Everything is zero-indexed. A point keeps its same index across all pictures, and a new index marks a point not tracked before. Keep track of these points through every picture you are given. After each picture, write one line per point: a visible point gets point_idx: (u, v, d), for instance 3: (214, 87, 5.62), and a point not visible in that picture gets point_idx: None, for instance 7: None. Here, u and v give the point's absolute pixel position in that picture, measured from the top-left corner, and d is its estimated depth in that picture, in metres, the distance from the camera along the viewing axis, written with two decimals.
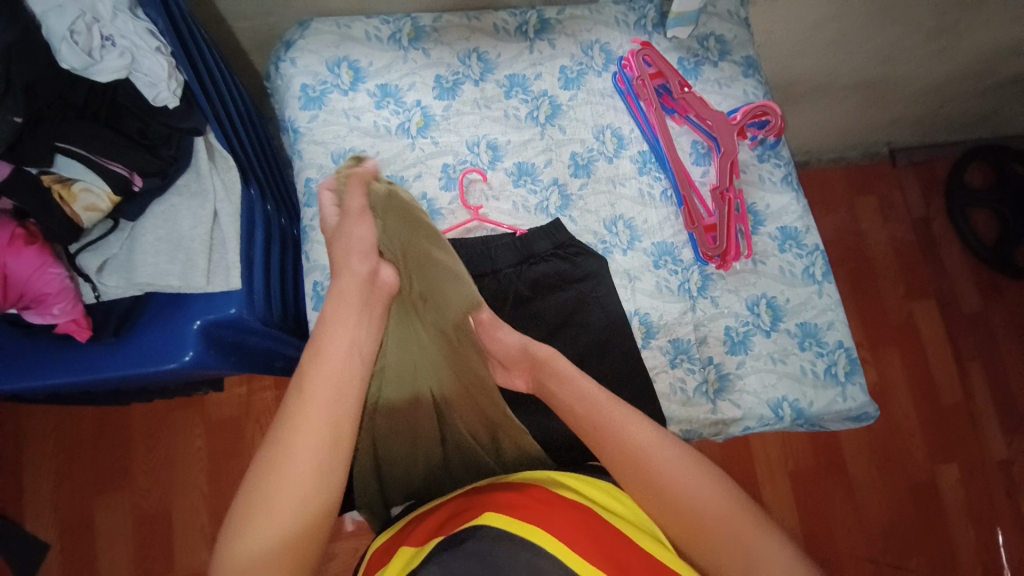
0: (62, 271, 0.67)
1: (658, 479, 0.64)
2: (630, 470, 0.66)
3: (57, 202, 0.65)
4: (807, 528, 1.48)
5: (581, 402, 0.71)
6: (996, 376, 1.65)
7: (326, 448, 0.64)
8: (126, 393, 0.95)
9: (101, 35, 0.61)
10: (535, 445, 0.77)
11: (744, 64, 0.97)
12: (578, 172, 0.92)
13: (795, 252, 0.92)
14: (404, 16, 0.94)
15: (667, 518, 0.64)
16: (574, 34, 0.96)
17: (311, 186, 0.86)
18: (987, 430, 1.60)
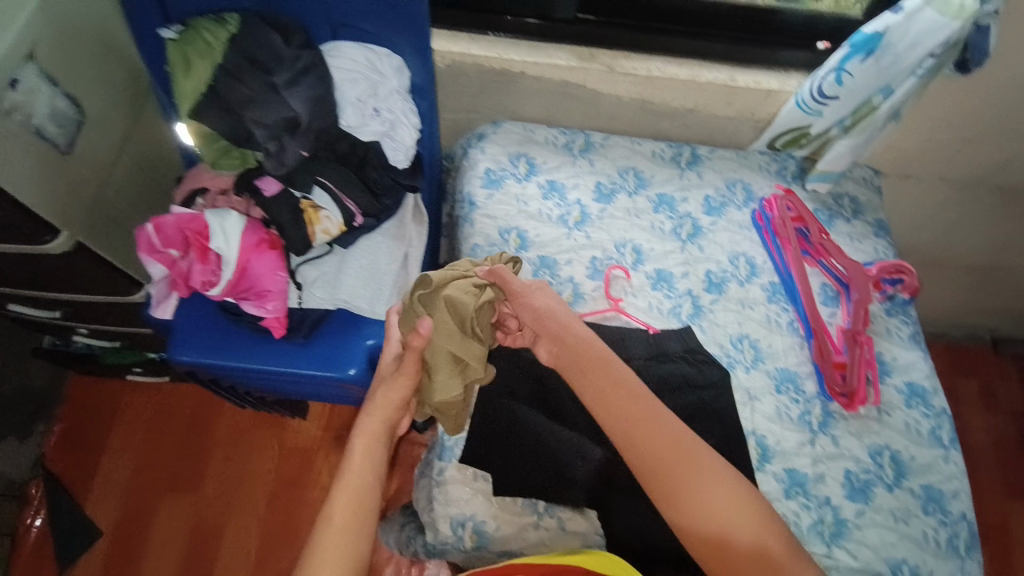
0: (285, 276, 0.79)
1: (687, 490, 0.67)
2: (658, 465, 0.68)
3: (305, 221, 0.79)
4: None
5: (599, 396, 0.74)
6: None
7: (373, 478, 0.68)
8: (258, 394, 1.04)
9: (373, 108, 0.80)
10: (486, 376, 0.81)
11: (876, 225, 1.06)
12: (711, 288, 0.99)
13: (922, 411, 0.92)
14: (579, 131, 1.11)
15: (687, 527, 0.66)
16: (721, 171, 1.09)
17: (477, 251, 0.99)
18: None
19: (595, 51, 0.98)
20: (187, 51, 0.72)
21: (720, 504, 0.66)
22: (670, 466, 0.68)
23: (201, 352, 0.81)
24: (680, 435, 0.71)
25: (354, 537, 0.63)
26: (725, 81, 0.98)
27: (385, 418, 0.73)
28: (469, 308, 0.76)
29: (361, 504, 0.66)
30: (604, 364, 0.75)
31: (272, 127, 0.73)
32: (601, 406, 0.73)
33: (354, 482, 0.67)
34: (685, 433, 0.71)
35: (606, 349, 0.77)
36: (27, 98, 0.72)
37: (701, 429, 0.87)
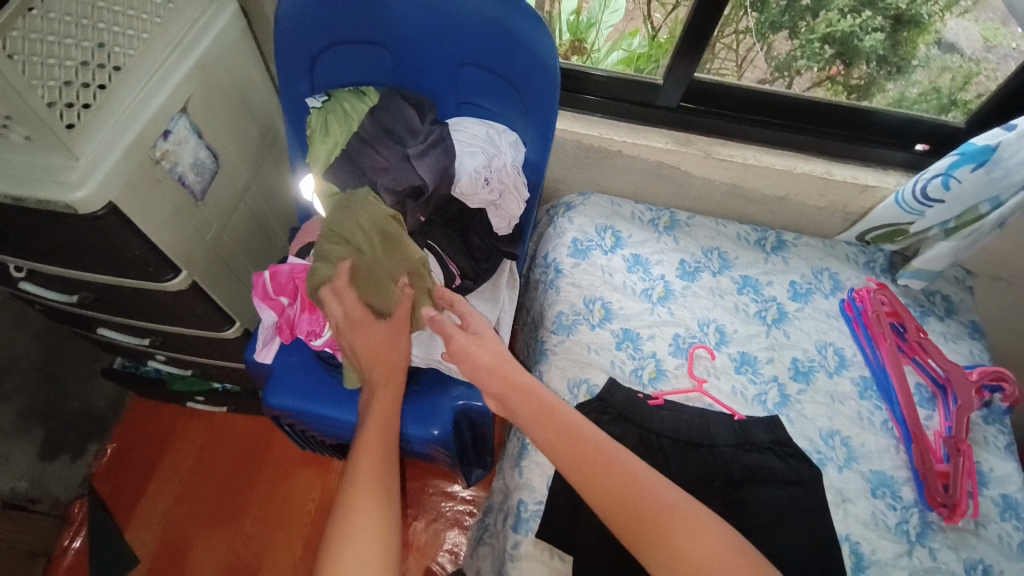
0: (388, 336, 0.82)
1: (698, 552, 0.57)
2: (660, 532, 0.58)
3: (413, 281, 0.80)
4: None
5: (564, 451, 0.65)
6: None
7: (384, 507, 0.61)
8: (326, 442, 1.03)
9: (484, 177, 0.83)
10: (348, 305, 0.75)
11: (970, 326, 1.03)
12: (797, 376, 0.97)
13: (1016, 524, 0.87)
14: (665, 208, 1.14)
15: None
16: (807, 258, 1.09)
17: (562, 318, 1.00)
18: None
19: (693, 138, 1.04)
20: (328, 117, 0.80)
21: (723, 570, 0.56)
22: (663, 517, 0.59)
23: (297, 398, 0.81)
24: (662, 485, 0.62)
25: (379, 547, 0.58)
26: (821, 174, 1.02)
27: (389, 423, 0.69)
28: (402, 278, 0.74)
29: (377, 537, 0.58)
30: (553, 410, 0.68)
31: (400, 194, 0.78)
32: (560, 453, 0.65)
33: (365, 503, 0.60)
34: (670, 484, 0.63)
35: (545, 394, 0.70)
36: (175, 149, 0.78)
37: (790, 529, 0.82)
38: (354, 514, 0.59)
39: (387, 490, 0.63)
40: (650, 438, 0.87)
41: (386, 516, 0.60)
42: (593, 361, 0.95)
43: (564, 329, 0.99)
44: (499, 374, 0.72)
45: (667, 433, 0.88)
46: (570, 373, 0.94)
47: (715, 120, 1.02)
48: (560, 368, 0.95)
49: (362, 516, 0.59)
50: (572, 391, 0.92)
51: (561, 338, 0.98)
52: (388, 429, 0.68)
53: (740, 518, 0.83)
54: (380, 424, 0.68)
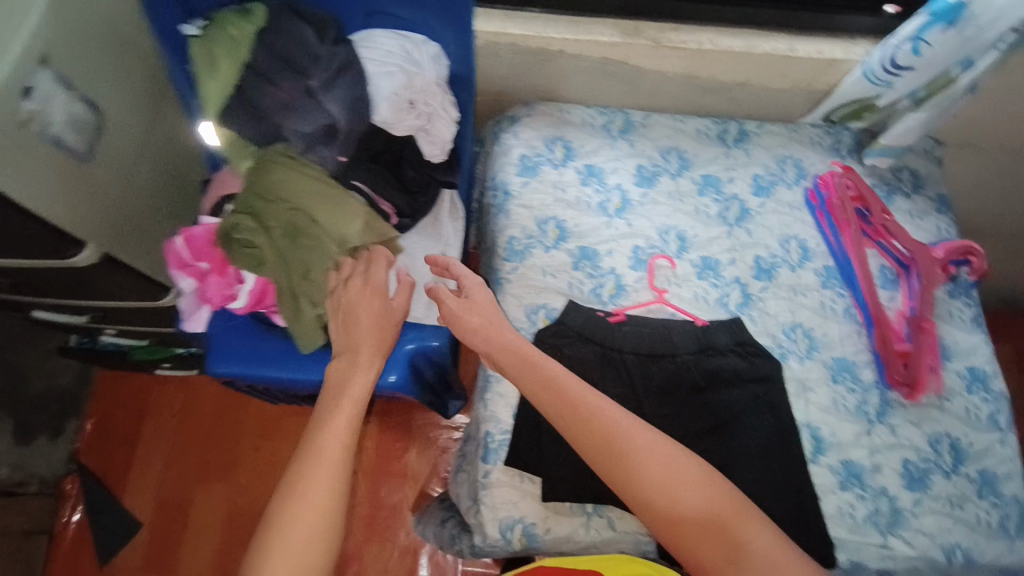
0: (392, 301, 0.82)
1: (649, 488, 0.63)
2: (624, 471, 0.64)
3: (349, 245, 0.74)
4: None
5: (545, 394, 0.69)
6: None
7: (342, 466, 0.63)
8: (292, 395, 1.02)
9: (410, 101, 0.74)
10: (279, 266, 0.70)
11: (937, 201, 1.00)
12: (760, 275, 0.96)
13: (982, 396, 0.89)
14: (618, 110, 1.05)
15: (661, 521, 0.63)
16: (770, 147, 1.03)
17: (514, 243, 0.95)
18: None
19: (640, 25, 0.93)
20: (212, 48, 0.68)
21: (666, 483, 0.63)
22: (623, 457, 0.65)
23: (241, 364, 0.78)
24: (624, 420, 0.67)
25: (327, 502, 0.61)
26: (784, 53, 0.92)
27: (342, 424, 0.65)
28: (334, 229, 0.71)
29: (328, 494, 0.61)
30: (530, 360, 0.71)
31: (313, 134, 0.69)
32: (541, 397, 0.69)
33: (323, 461, 0.62)
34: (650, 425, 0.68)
35: (527, 346, 0.73)
36: (42, 107, 0.66)
37: (749, 423, 0.85)
38: (290, 524, 0.59)
39: (330, 497, 0.61)
40: (611, 354, 0.87)
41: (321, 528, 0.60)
42: (549, 284, 0.92)
43: (517, 255, 0.94)
44: (494, 342, 0.73)
45: (629, 348, 0.87)
46: (527, 299, 0.91)
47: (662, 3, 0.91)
48: (516, 296, 0.92)
49: (295, 528, 0.59)
50: (530, 318, 0.90)
51: (514, 265, 0.94)
52: (344, 433, 0.65)
53: (702, 420, 0.85)
54: (332, 429, 0.64)
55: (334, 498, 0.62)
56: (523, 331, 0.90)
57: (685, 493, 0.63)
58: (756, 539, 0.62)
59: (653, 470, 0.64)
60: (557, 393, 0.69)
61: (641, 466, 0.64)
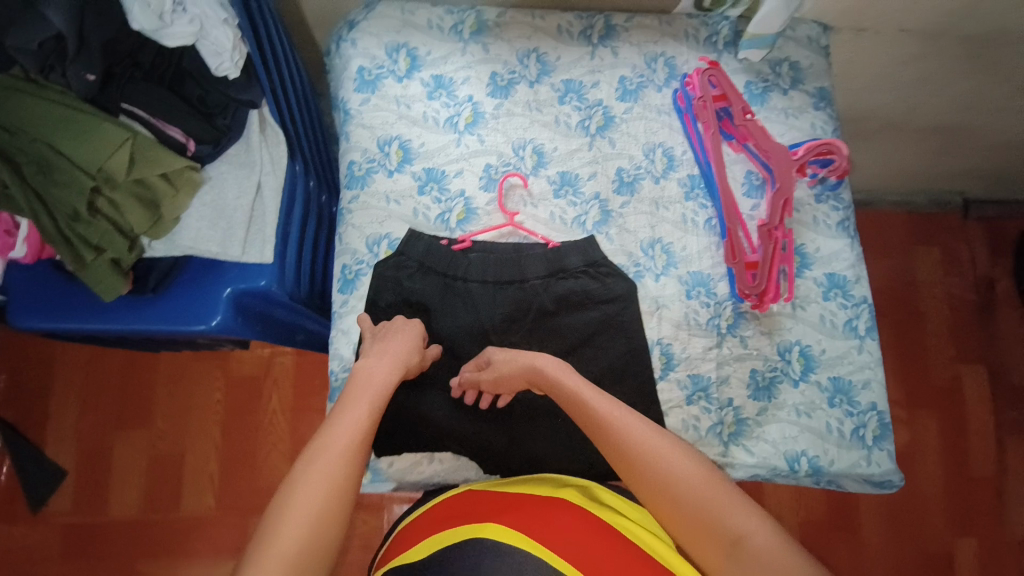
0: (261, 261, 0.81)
1: (670, 487, 0.63)
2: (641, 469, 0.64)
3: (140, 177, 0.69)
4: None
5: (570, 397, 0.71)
6: (1010, 444, 1.76)
7: (350, 465, 0.62)
8: (157, 343, 0.99)
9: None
10: (48, 205, 0.66)
11: (816, 95, 0.94)
12: (621, 189, 0.90)
13: (840, 302, 0.88)
14: (469, 8, 0.93)
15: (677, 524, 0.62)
16: (639, 45, 0.93)
17: (354, 169, 0.87)
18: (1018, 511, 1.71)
19: None
20: None
21: (670, 465, 0.64)
22: (639, 458, 0.65)
23: (46, 314, 0.75)
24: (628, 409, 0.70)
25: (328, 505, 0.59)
26: None
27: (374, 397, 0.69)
28: (100, 161, 0.65)
29: (330, 497, 0.59)
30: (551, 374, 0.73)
31: (43, 49, 0.59)
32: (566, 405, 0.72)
33: (328, 463, 0.61)
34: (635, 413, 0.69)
35: (550, 360, 0.75)
36: None
37: (601, 345, 0.84)
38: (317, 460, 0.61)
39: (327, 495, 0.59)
40: (456, 284, 0.83)
41: (346, 471, 0.62)
42: (393, 212, 0.86)
43: (358, 182, 0.87)
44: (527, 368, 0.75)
45: (474, 277, 0.83)
46: (368, 230, 0.85)
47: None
48: (357, 227, 0.85)
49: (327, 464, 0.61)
50: (372, 250, 0.85)
51: (355, 194, 0.87)
52: (372, 398, 0.68)
53: (551, 346, 0.83)
54: (362, 398, 0.68)
55: (339, 495, 0.60)
56: (363, 264, 0.84)
57: (683, 477, 0.63)
58: (754, 534, 0.58)
59: (652, 451, 0.65)
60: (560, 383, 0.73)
61: (637, 446, 0.66)
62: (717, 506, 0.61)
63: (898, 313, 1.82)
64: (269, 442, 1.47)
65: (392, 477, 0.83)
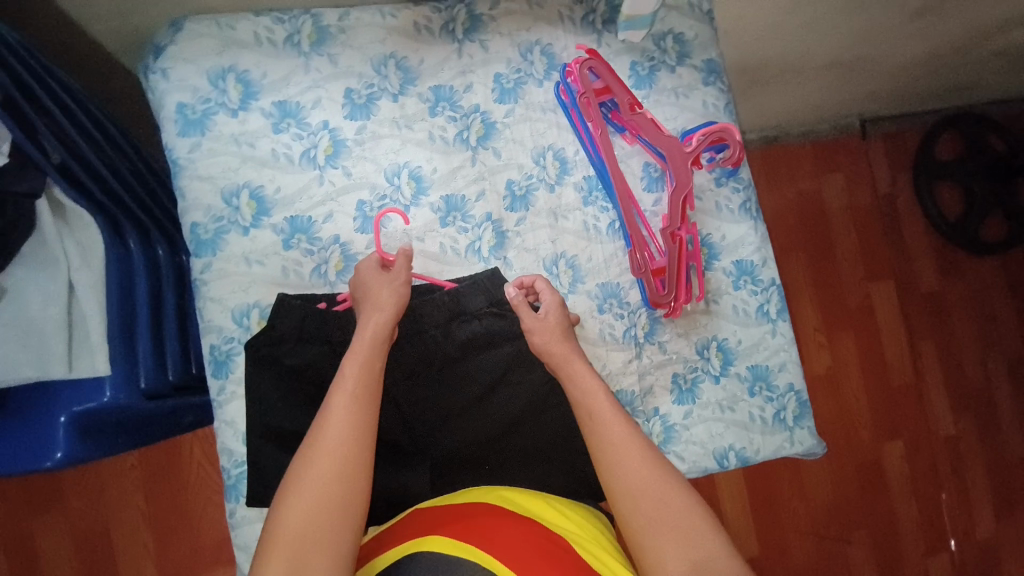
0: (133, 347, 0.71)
1: (629, 464, 0.61)
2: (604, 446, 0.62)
3: None
4: (756, 521, 1.73)
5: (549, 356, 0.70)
6: (916, 347, 1.93)
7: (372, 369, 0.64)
8: None
9: None
10: None
11: (704, 70, 0.89)
12: (514, 204, 0.82)
13: (750, 289, 0.86)
14: (302, 13, 0.78)
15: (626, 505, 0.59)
16: (510, 34, 0.83)
17: (198, 233, 0.74)
18: (937, 409, 1.93)
19: None
20: None
21: (646, 470, 0.60)
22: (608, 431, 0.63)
23: None
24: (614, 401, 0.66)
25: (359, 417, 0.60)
26: None
27: (371, 356, 0.65)
28: None
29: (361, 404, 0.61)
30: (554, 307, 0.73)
31: None
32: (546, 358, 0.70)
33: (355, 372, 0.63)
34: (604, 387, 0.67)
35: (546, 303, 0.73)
36: None
37: (515, 381, 0.79)
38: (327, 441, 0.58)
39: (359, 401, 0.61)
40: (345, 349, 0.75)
41: (361, 407, 0.61)
42: (257, 276, 0.75)
43: (206, 246, 0.74)
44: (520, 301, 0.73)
45: None
46: (232, 301, 0.74)
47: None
48: (218, 300, 0.74)
49: (334, 440, 0.58)
50: (241, 323, 0.74)
51: (206, 261, 0.74)
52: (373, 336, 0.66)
53: (462, 394, 0.77)
54: (354, 363, 0.64)
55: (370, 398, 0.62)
56: (234, 341, 0.74)
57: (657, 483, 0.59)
58: (715, 551, 0.56)
59: (632, 457, 0.61)
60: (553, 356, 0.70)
61: (620, 440, 0.62)
62: (685, 519, 0.57)
63: (813, 244, 1.89)
64: (201, 495, 1.34)
65: None
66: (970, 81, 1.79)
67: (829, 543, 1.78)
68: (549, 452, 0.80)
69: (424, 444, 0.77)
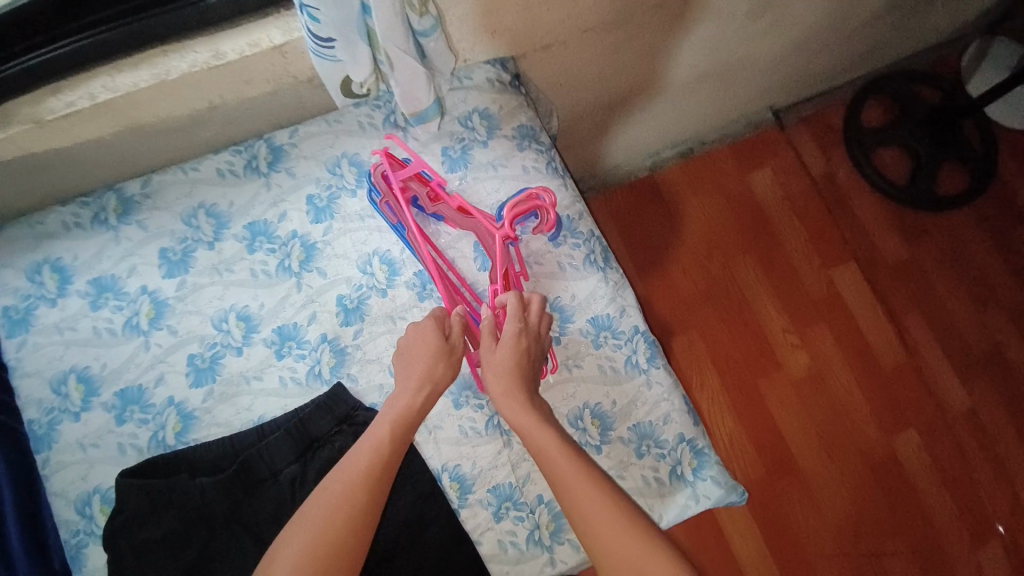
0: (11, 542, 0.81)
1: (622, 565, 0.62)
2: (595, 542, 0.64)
3: None
4: (773, 553, 1.59)
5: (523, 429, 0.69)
6: (898, 323, 1.79)
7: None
8: None
9: None
10: None
11: (519, 135, 0.89)
12: (348, 318, 0.81)
13: (613, 344, 0.82)
14: (107, 190, 0.81)
15: None
16: (315, 155, 0.85)
17: (34, 428, 0.75)
18: (945, 386, 1.76)
19: (7, 107, 0.69)
20: None
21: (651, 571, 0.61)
22: (592, 524, 0.64)
23: None
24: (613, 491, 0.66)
25: None
26: (205, 64, 0.69)
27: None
28: None
29: None
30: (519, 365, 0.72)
31: None
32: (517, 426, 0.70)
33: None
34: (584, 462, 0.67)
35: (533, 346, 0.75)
36: None
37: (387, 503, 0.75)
38: None
39: None
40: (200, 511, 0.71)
41: None
42: (94, 459, 0.74)
43: (43, 441, 0.74)
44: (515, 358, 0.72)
45: (221, 504, 0.71)
46: (73, 491, 0.73)
47: (24, 60, 0.68)
48: (59, 494, 0.73)
49: None
50: (84, 513, 0.73)
51: (45, 456, 0.74)
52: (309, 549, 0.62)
53: None
54: (288, 556, 0.62)
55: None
56: (83, 533, 0.72)
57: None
58: None
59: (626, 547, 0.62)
60: (550, 460, 0.67)
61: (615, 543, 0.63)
62: None
63: (760, 244, 1.80)
64: None
65: None
66: (868, 47, 1.75)
67: (864, 562, 1.59)
68: None
69: None
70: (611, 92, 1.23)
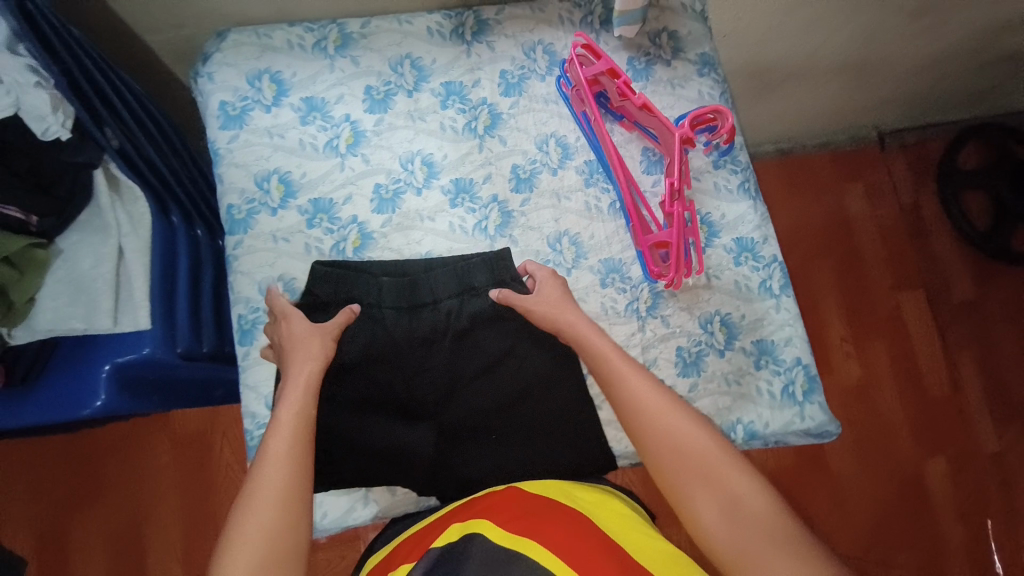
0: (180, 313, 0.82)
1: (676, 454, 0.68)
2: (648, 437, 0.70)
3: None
4: None
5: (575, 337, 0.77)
6: (951, 358, 1.84)
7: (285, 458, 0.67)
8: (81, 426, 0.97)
9: None
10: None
11: (699, 62, 0.94)
12: (519, 187, 0.88)
13: (751, 265, 0.88)
14: (330, 22, 0.88)
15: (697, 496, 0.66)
16: (515, 35, 0.91)
17: (234, 214, 0.82)
18: (979, 425, 1.80)
19: None
20: None
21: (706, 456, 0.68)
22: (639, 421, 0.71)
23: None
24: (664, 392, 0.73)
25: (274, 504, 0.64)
26: None
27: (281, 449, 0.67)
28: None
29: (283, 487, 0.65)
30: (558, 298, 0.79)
31: None
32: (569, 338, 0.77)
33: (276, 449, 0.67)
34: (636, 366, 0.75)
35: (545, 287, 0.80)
36: None
37: (526, 352, 0.82)
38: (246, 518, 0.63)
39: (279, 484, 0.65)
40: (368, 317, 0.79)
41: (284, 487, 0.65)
42: (283, 252, 0.82)
43: (240, 225, 0.82)
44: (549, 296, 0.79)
45: (389, 303, 0.79)
46: (259, 274, 0.82)
47: None
48: (246, 273, 0.82)
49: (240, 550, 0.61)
50: (266, 295, 0.81)
51: (238, 239, 0.82)
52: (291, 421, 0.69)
53: (475, 363, 0.80)
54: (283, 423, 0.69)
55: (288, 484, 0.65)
56: (260, 312, 0.81)
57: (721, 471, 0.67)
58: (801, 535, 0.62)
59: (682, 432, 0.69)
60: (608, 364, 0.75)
61: (673, 432, 0.69)
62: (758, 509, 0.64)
63: (836, 253, 1.86)
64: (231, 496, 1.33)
65: (344, 506, 0.80)
66: (986, 88, 1.78)
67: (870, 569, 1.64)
68: (554, 426, 0.81)
69: (431, 414, 0.80)
70: (759, 57, 1.29)
